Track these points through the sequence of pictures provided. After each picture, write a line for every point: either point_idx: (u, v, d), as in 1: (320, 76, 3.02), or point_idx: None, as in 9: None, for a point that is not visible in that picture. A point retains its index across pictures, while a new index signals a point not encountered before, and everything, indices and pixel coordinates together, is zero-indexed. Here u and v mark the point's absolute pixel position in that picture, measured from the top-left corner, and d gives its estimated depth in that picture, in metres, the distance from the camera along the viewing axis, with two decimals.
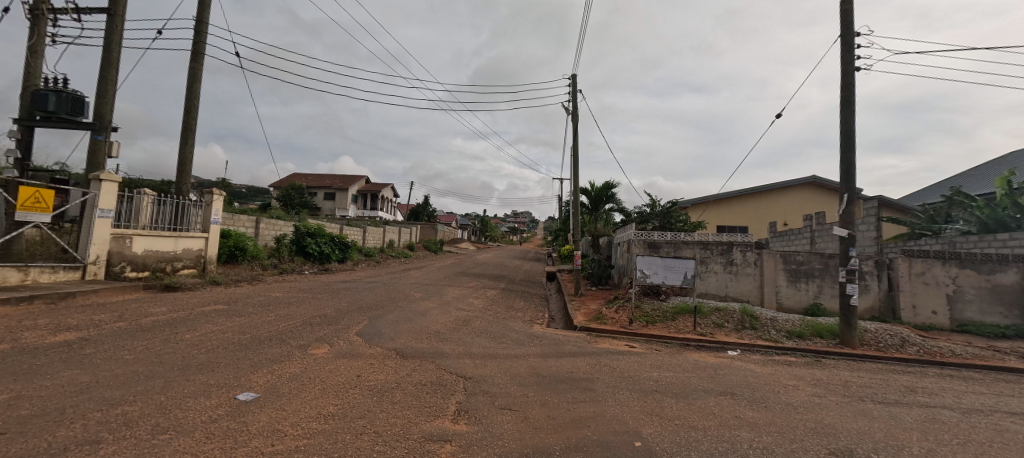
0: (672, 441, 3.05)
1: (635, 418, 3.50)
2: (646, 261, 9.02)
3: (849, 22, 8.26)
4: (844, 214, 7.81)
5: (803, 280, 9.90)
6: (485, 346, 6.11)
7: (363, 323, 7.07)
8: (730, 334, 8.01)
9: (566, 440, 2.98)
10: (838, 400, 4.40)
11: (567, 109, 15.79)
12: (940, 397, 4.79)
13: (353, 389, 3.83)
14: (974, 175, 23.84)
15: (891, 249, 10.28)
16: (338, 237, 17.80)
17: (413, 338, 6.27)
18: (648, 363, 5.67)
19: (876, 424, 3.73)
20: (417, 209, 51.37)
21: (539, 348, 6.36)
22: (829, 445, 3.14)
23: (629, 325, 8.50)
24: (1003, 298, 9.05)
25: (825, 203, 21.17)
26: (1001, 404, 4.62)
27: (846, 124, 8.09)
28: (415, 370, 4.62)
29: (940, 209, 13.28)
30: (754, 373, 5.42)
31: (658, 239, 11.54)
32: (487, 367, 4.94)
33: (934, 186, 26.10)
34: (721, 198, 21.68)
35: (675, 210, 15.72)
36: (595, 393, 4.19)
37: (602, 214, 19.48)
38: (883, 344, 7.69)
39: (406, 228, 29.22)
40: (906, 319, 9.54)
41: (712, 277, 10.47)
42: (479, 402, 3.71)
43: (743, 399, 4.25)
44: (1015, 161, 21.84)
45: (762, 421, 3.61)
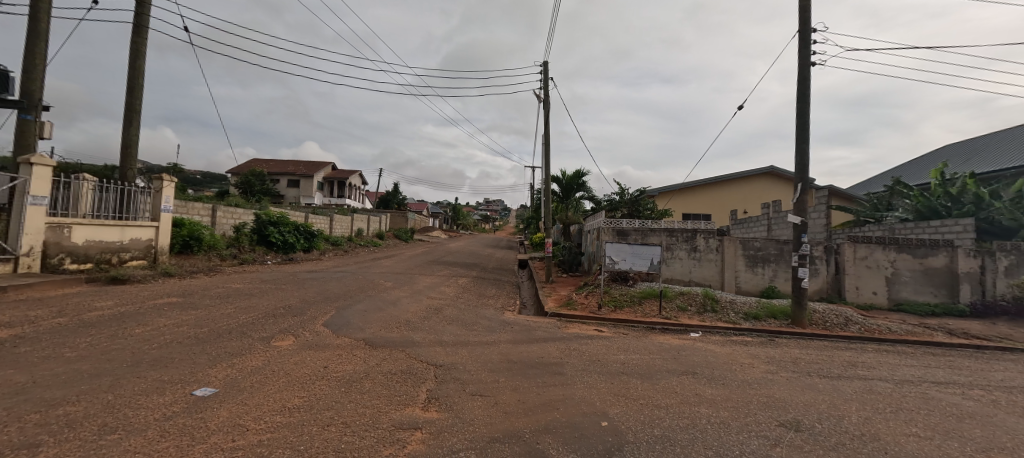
0: (637, 420, 3.18)
1: (602, 399, 3.61)
2: (615, 248, 9.25)
3: (806, 18, 8.63)
4: (798, 203, 8.26)
5: (760, 265, 10.52)
6: (456, 334, 6.11)
7: (331, 313, 6.89)
8: (692, 317, 8.39)
9: (536, 423, 3.04)
10: (789, 376, 4.71)
11: (539, 97, 15.75)
12: (876, 370, 5.23)
13: (321, 381, 3.74)
14: (912, 167, 25.84)
15: (839, 235, 11.01)
16: (303, 225, 17.13)
17: (383, 328, 6.18)
18: (616, 347, 5.86)
19: (821, 396, 4.03)
20: (387, 197, 50.31)
21: (510, 334, 6.43)
22: (779, 418, 3.36)
23: (597, 310, 8.72)
24: (933, 279, 10.03)
25: (781, 192, 22.36)
26: (927, 375, 5.10)
27: (801, 117, 8.51)
28: (385, 359, 4.56)
29: (883, 198, 14.40)
30: (714, 353, 5.72)
31: (626, 226, 11.83)
32: (458, 355, 4.93)
33: (877, 177, 28.11)
34: (687, 187, 22.42)
35: (643, 198, 16.16)
36: (564, 377, 4.29)
37: (573, 202, 19.71)
38: (829, 323, 8.28)
39: (375, 217, 28.54)
40: (851, 299, 10.16)
41: (677, 262, 10.87)
42: (450, 389, 3.71)
43: (703, 378, 4.47)
44: (947, 154, 23.82)
45: (719, 397, 3.82)
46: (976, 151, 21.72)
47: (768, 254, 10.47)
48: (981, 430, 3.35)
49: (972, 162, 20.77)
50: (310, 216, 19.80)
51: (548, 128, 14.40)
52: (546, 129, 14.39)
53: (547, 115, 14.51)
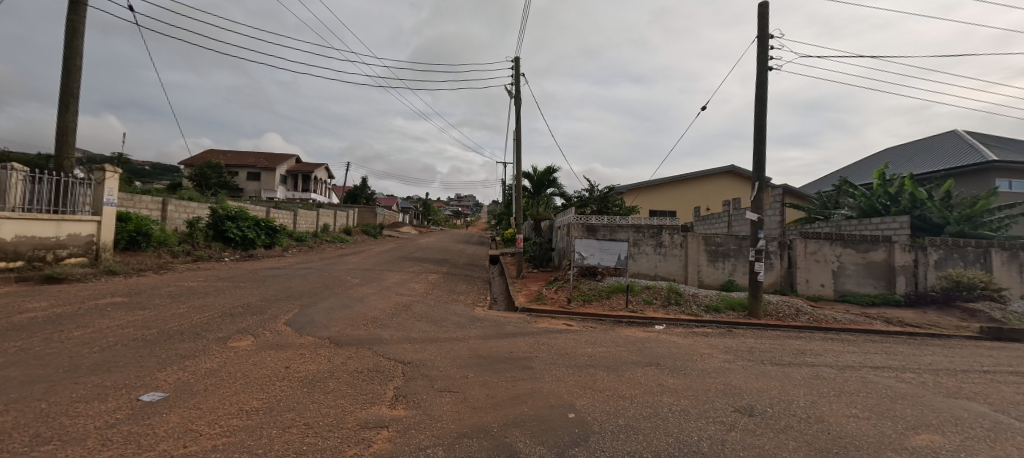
0: (603, 411, 3.26)
1: (569, 392, 3.68)
2: (584, 244, 9.41)
3: (764, 25, 9.05)
4: (755, 201, 8.69)
5: (720, 260, 11.03)
6: (426, 331, 6.04)
7: (294, 312, 6.63)
8: (657, 310, 8.70)
9: (505, 417, 3.06)
10: (745, 364, 4.96)
11: (511, 93, 15.70)
12: (823, 357, 5.61)
13: (282, 382, 3.59)
14: (857, 167, 27.78)
15: (792, 232, 11.69)
16: (264, 220, 16.37)
17: (349, 325, 6.03)
18: (583, 340, 5.99)
19: (772, 382, 4.29)
20: (355, 191, 48.95)
21: (480, 330, 6.43)
22: (735, 404, 3.54)
23: (567, 305, 8.87)
24: (874, 272, 10.83)
25: (740, 190, 23.45)
26: (866, 361, 5.53)
27: (759, 119, 8.94)
28: (350, 358, 4.45)
29: (831, 197, 15.38)
30: (676, 344, 5.95)
31: (595, 223, 12.05)
32: (427, 352, 4.88)
33: (826, 177, 30.07)
34: (653, 184, 23.11)
35: (611, 195, 16.52)
36: (533, 371, 4.33)
37: (543, 198, 19.86)
38: (782, 314, 8.80)
39: (342, 212, 27.67)
40: (802, 291, 10.82)
41: (644, 258, 11.19)
42: (418, 386, 3.67)
43: (666, 368, 4.65)
44: (887, 157, 25.77)
45: (681, 386, 3.99)
46: (912, 154, 23.63)
47: (728, 249, 11.00)
48: (911, 409, 3.67)
49: (909, 164, 22.55)
50: (271, 210, 18.95)
51: (519, 124, 14.40)
52: (518, 125, 14.40)
53: (518, 111, 14.52)
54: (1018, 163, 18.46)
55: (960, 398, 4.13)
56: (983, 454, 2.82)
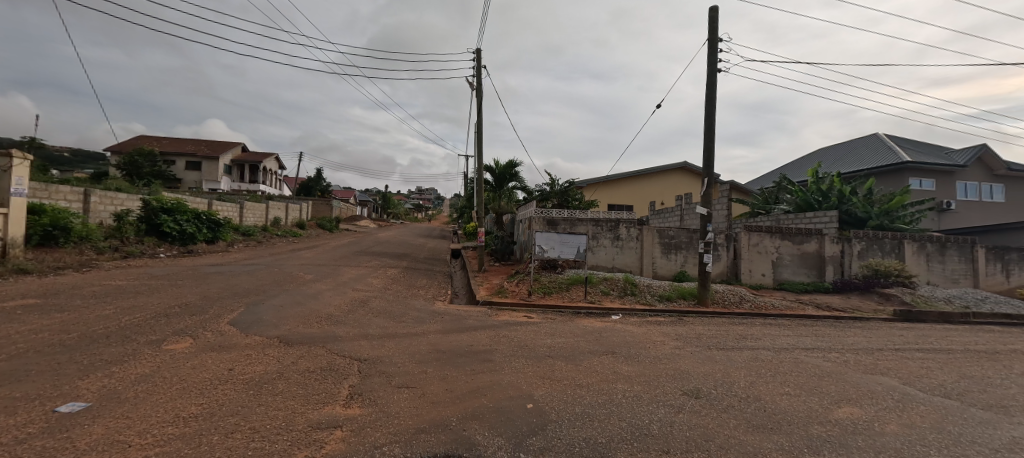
0: (560, 399, 3.34)
1: (528, 383, 3.74)
2: (545, 237, 9.54)
3: (713, 29, 9.51)
4: (705, 196, 9.18)
5: (673, 252, 11.62)
6: (383, 326, 5.89)
7: (239, 310, 6.23)
8: (614, 301, 9.02)
9: (464, 410, 3.06)
10: (693, 350, 5.26)
11: (472, 85, 15.48)
12: (762, 341, 6.06)
13: (224, 386, 3.37)
14: (794, 165, 30.05)
15: (737, 225, 12.44)
16: (206, 212, 15.22)
17: (300, 323, 5.76)
18: (543, 331, 6.09)
19: (717, 365, 4.58)
20: (309, 183, 46.66)
21: (440, 324, 6.37)
22: (683, 388, 3.73)
23: (527, 297, 8.98)
24: (808, 262, 11.80)
25: (691, 185, 24.67)
26: (799, 343, 6.03)
27: (709, 118, 9.41)
28: (302, 357, 4.26)
29: (772, 192, 16.56)
30: (631, 333, 6.20)
31: (555, 216, 12.21)
32: (384, 348, 4.77)
33: (768, 175, 32.30)
34: (611, 179, 23.79)
35: (572, 189, 16.86)
36: (493, 363, 4.35)
37: (505, 191, 19.87)
38: (727, 301, 9.42)
39: (294, 204, 26.27)
40: (746, 280, 11.59)
41: (602, 250, 11.50)
42: (374, 384, 3.57)
43: (621, 356, 4.82)
44: (820, 156, 28.07)
45: (634, 373, 4.17)
46: (840, 154, 25.87)
47: (680, 242, 11.63)
48: (835, 385, 4.07)
49: (838, 163, 24.68)
50: (213, 203, 17.62)
51: (480, 117, 14.28)
52: (479, 118, 14.26)
53: (480, 103, 14.37)
54: (928, 164, 20.78)
55: (876, 374, 4.61)
56: (893, 422, 3.17)
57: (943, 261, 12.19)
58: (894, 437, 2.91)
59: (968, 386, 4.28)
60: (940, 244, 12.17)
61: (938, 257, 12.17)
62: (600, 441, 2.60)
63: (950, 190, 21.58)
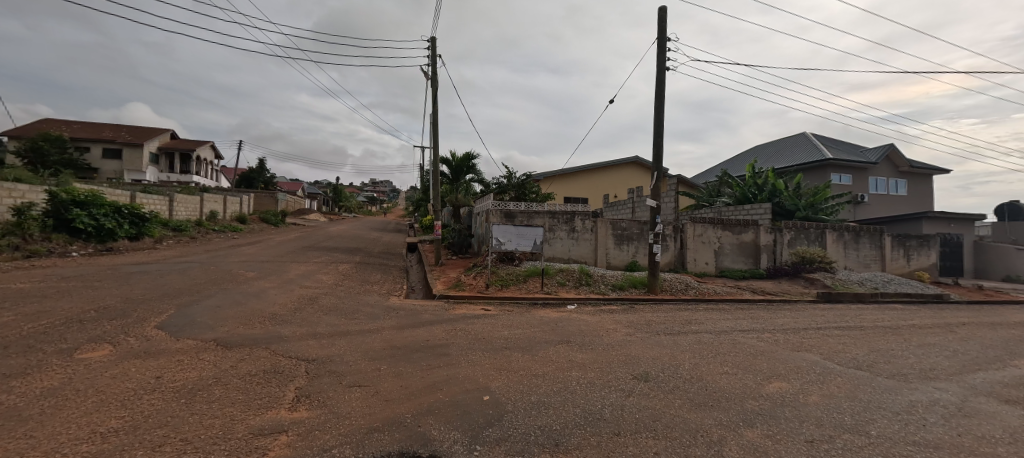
0: (516, 390, 3.37)
1: (484, 375, 3.74)
2: (502, 230, 9.56)
3: (663, 29, 9.89)
4: (655, 189, 9.59)
5: (625, 243, 12.11)
6: (334, 324, 5.65)
7: (169, 313, 5.70)
8: (570, 291, 9.25)
9: (420, 406, 3.01)
10: (643, 336, 5.51)
11: (426, 75, 15.06)
12: (704, 324, 6.49)
13: (151, 395, 3.07)
14: (734, 161, 32.24)
15: (683, 217, 13.14)
16: (127, 206, 13.73)
17: (241, 324, 5.39)
18: (500, 323, 6.12)
19: (665, 349, 4.84)
20: (251, 174, 43.49)
21: (394, 319, 6.21)
22: (634, 373, 3.90)
23: (485, 290, 8.98)
24: (745, 250, 12.74)
25: (642, 179, 25.71)
26: (737, 325, 6.51)
27: (658, 114, 9.82)
28: (242, 360, 3.98)
29: (715, 186, 17.64)
30: (586, 322, 6.40)
31: (513, 209, 12.23)
32: (334, 347, 4.58)
33: (711, 170, 34.43)
34: (567, 172, 24.28)
35: (529, 182, 17.00)
36: (449, 357, 4.31)
37: (462, 184, 19.65)
38: (674, 289, 9.97)
39: (233, 197, 24.36)
40: (691, 268, 12.29)
41: (558, 242, 11.72)
42: (324, 385, 3.41)
43: (576, 345, 4.95)
44: (756, 153, 30.30)
45: (588, 360, 4.30)
46: (774, 151, 28.04)
47: (631, 233, 12.14)
48: (766, 362, 4.45)
49: (773, 159, 26.75)
50: (137, 195, 15.94)
51: (436, 107, 13.95)
52: (435, 109, 13.93)
53: (435, 93, 14.03)
54: (846, 161, 23.07)
55: (801, 351, 5.08)
56: (815, 394, 3.52)
57: (858, 248, 13.65)
58: (815, 406, 3.22)
59: (876, 358, 4.84)
60: (855, 233, 13.61)
61: (854, 244, 13.60)
62: (555, 428, 2.66)
63: (864, 185, 24.12)
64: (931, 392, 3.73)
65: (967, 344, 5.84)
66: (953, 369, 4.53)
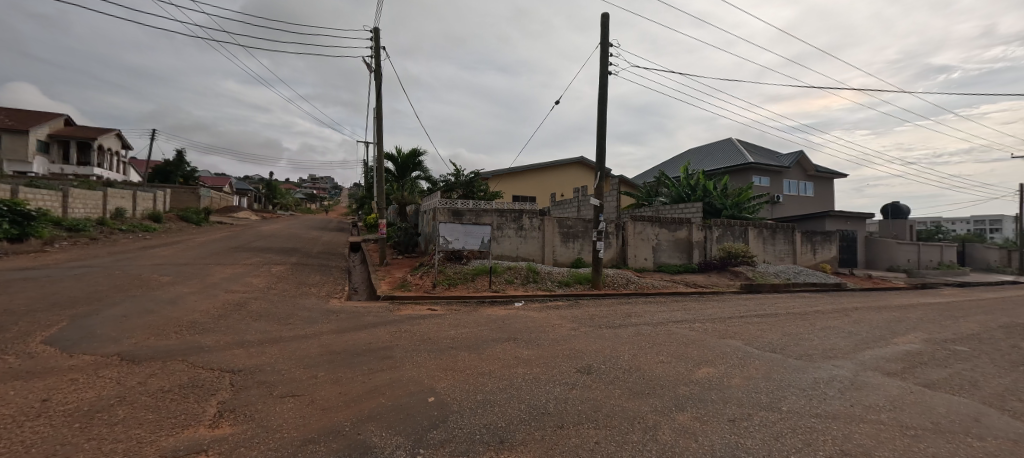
0: (461, 390, 3.34)
1: (430, 376, 3.67)
2: (449, 228, 9.43)
3: (605, 35, 10.28)
4: (598, 188, 9.94)
5: (570, 240, 12.49)
6: (265, 331, 5.25)
7: (60, 326, 4.94)
8: (517, 288, 9.36)
9: (360, 412, 2.88)
10: (587, 330, 5.71)
11: (369, 66, 14.39)
12: (642, 317, 6.87)
13: (34, 422, 2.63)
14: (670, 163, 34.46)
15: (624, 215, 13.78)
16: (6, 202, 11.76)
17: (153, 335, 4.82)
18: (446, 323, 6.03)
19: (606, 342, 5.06)
20: (167, 168, 39.04)
21: (334, 323, 5.90)
22: (577, 366, 4.02)
23: (432, 289, 8.80)
24: (680, 247, 13.65)
25: (587, 178, 26.62)
26: (671, 316, 6.98)
27: (601, 116, 10.21)
28: (154, 375, 3.56)
29: (653, 187, 18.72)
30: (532, 319, 6.50)
31: (460, 207, 12.09)
32: (265, 355, 4.25)
33: (650, 171, 36.55)
34: (515, 171, 24.52)
35: (477, 180, 16.95)
36: (393, 360, 4.17)
37: (408, 181, 19.08)
38: (616, 284, 10.45)
39: (145, 193, 21.70)
40: (632, 264, 12.92)
41: (506, 240, 11.80)
42: (251, 397, 3.14)
43: (522, 342, 5.01)
44: (689, 156, 32.66)
45: (534, 356, 4.37)
46: (704, 154, 30.34)
47: (577, 231, 12.55)
48: (696, 350, 4.81)
49: (704, 162, 28.94)
50: (19, 190, 13.66)
51: (379, 101, 13.40)
52: (379, 102, 13.38)
53: (379, 87, 13.48)
54: (765, 165, 25.56)
55: (726, 337, 5.54)
56: (736, 376, 3.86)
57: (774, 243, 15.19)
58: (737, 388, 3.54)
59: (787, 341, 5.40)
60: (772, 230, 15.13)
61: (771, 240, 15.11)
62: (501, 425, 2.67)
63: (779, 186, 26.86)
64: (831, 369, 4.25)
65: (859, 325, 6.73)
66: (848, 348, 5.19)
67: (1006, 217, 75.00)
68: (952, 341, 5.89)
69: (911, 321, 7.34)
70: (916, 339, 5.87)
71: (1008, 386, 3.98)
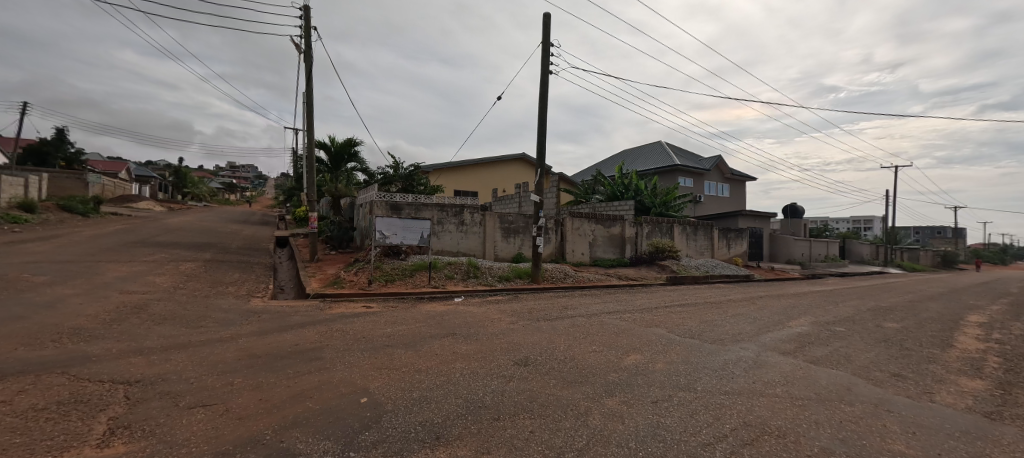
0: (397, 388, 3.24)
1: (363, 377, 3.51)
2: (386, 223, 9.08)
3: (547, 35, 10.48)
4: (539, 185, 10.14)
5: (511, 235, 12.65)
6: (172, 335, 4.69)
7: None
8: (458, 284, 9.28)
9: (283, 419, 2.68)
10: (525, 324, 5.82)
11: (298, 47, 13.31)
12: (578, 309, 7.19)
13: None
14: (606, 162, 36.21)
15: (563, 212, 14.23)
16: None
17: (23, 345, 4.08)
18: (383, 321, 5.81)
19: (544, 335, 5.21)
20: (44, 148, 33.15)
21: (256, 324, 5.43)
22: (514, 359, 4.10)
23: (367, 286, 8.43)
24: (614, 242, 14.41)
25: (528, 175, 27.07)
26: (604, 308, 7.37)
27: (542, 114, 10.42)
28: (23, 392, 3.02)
29: (590, 185, 19.51)
30: (472, 314, 6.50)
31: (399, 201, 11.66)
32: (171, 362, 3.80)
33: (587, 169, 38.15)
34: (457, 165, 24.23)
35: (417, 173, 16.49)
36: (323, 361, 3.94)
37: (343, 172, 18.02)
38: (554, 278, 10.77)
39: (13, 178, 18.20)
40: (570, 258, 13.40)
41: (446, 235, 11.64)
42: (152, 410, 2.79)
43: (461, 337, 4.99)
44: (623, 156, 34.54)
45: (472, 351, 4.37)
46: (637, 155, 32.25)
47: (517, 226, 12.74)
48: (626, 339, 5.13)
49: (636, 162, 30.78)
50: None
51: (310, 85, 12.48)
52: (309, 86, 12.44)
53: (310, 70, 12.53)
54: (689, 167, 27.82)
55: (652, 326, 5.98)
56: (660, 361, 4.19)
57: (696, 239, 16.62)
58: (660, 372, 3.84)
59: (704, 328, 5.96)
60: (695, 226, 16.55)
61: (693, 235, 16.51)
62: (437, 422, 2.64)
63: (701, 187, 29.40)
64: (738, 351, 4.77)
65: (762, 312, 7.62)
66: (754, 332, 5.86)
67: (874, 217, 89.44)
68: (832, 323, 6.90)
69: (802, 307, 8.47)
70: (805, 322, 6.79)
71: (872, 359, 4.76)
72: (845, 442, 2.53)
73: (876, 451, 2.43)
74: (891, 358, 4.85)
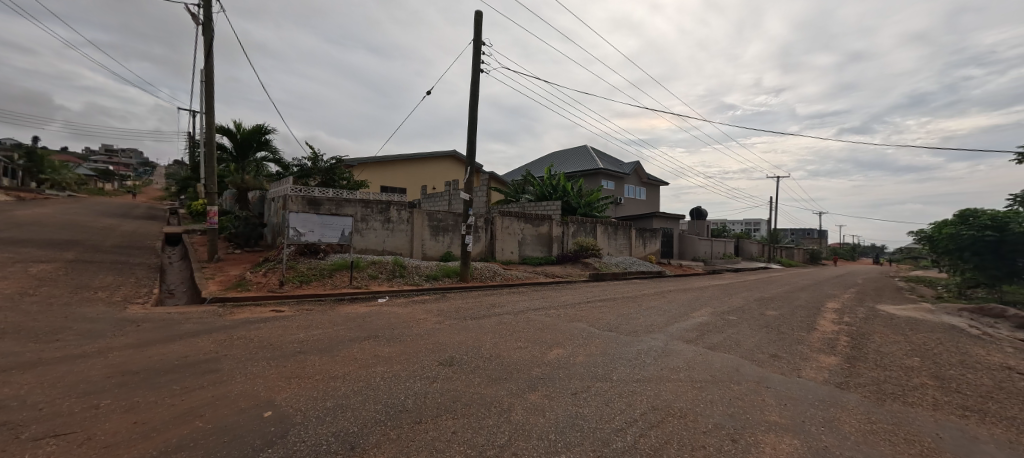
0: (308, 398, 2.99)
1: (268, 388, 3.18)
2: (301, 219, 8.33)
3: (478, 33, 10.44)
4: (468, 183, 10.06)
5: (440, 234, 12.42)
6: (15, 353, 3.83)
7: None
8: (382, 284, 8.86)
9: (164, 443, 2.32)
10: (451, 323, 5.75)
11: (195, 17, 11.66)
12: (506, 306, 7.29)
13: None
14: (535, 163, 37.27)
15: (493, 210, 14.30)
16: None
17: None
18: (296, 325, 5.34)
19: (470, 333, 5.18)
20: None
21: (135, 335, 4.67)
22: (439, 359, 4.01)
23: (279, 288, 7.69)
24: (541, 240, 14.84)
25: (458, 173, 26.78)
26: (529, 305, 7.56)
27: (472, 111, 10.37)
28: None
29: (519, 184, 19.85)
30: (396, 314, 6.26)
31: (318, 195, 10.79)
32: (10, 386, 3.09)
33: (517, 169, 38.96)
34: (382, 160, 23.19)
35: (338, 167, 15.43)
36: (220, 373, 3.51)
37: (252, 162, 16.20)
38: (483, 276, 10.78)
39: None
40: (499, 257, 13.53)
41: (371, 233, 11.05)
42: None
43: (383, 339, 4.77)
44: (551, 158, 35.78)
45: (395, 353, 4.20)
46: (564, 157, 33.63)
47: (447, 224, 12.54)
48: (550, 334, 5.32)
49: (563, 164, 32.07)
50: None
51: (210, 61, 11.02)
52: (208, 63, 10.99)
53: (210, 45, 11.07)
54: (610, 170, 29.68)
55: (575, 320, 6.28)
56: (580, 354, 4.40)
57: (615, 237, 17.76)
58: (580, 365, 4.02)
59: (620, 320, 6.41)
60: (615, 226, 17.68)
61: (613, 234, 17.64)
62: (352, 430, 2.49)
63: (621, 190, 31.52)
64: (649, 341, 5.19)
65: (671, 304, 8.40)
66: (663, 323, 6.42)
67: (761, 221, 103.37)
68: (726, 312, 7.84)
69: (703, 299, 9.49)
70: (706, 312, 7.62)
71: (755, 342, 5.49)
72: (733, 418, 2.86)
73: (757, 423, 2.79)
74: (770, 341, 5.64)
